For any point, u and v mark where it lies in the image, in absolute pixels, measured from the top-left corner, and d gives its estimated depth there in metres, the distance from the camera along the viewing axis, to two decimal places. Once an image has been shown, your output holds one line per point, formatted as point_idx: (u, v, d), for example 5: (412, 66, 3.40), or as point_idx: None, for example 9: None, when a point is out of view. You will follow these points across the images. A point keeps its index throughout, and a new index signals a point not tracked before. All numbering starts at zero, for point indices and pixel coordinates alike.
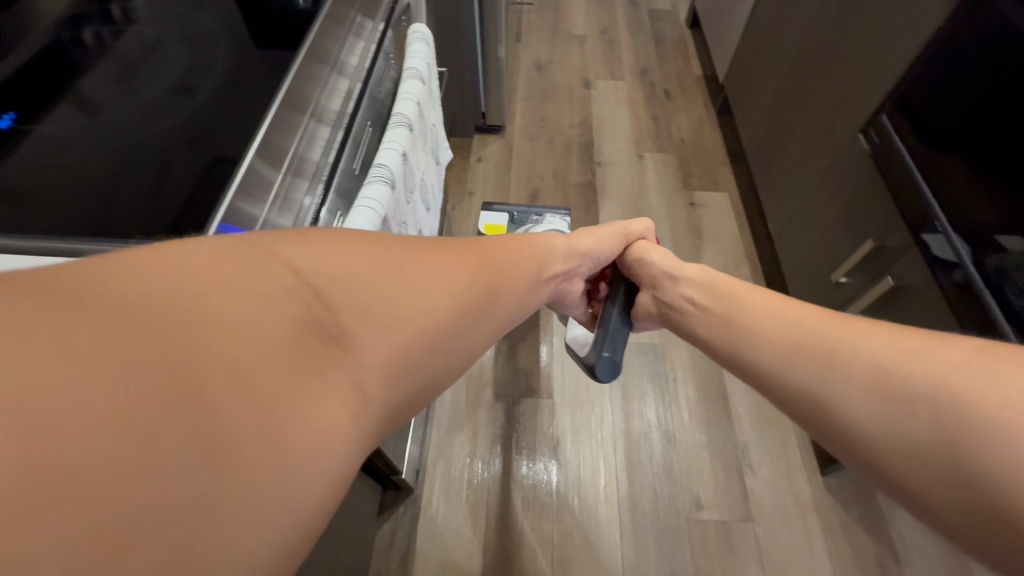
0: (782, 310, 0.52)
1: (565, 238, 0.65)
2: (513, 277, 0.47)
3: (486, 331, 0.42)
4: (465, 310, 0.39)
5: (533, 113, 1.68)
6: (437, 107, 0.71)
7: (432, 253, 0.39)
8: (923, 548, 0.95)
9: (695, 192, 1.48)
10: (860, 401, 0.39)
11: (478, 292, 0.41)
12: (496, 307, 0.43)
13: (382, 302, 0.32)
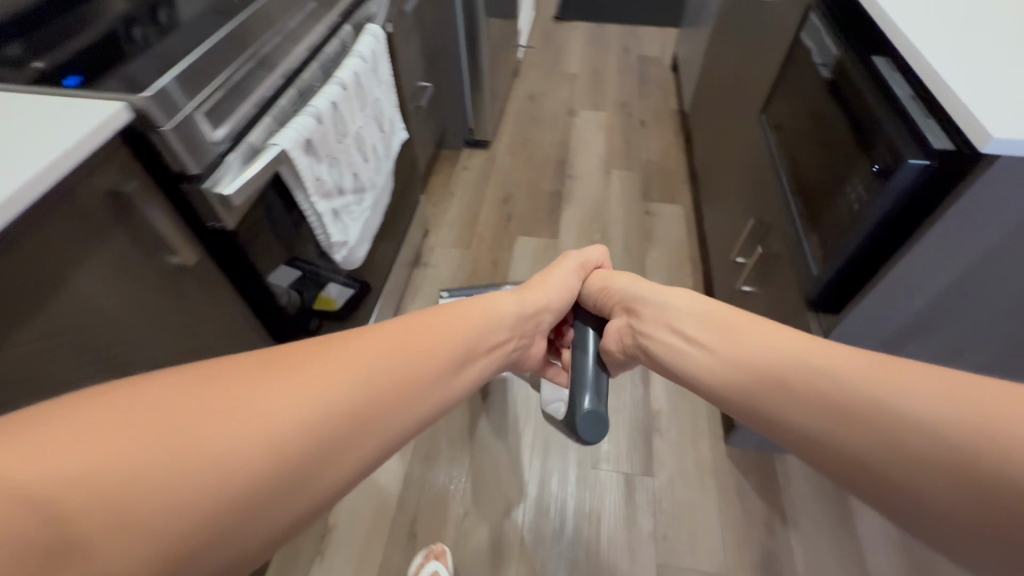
0: (792, 378, 0.42)
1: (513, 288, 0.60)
2: (424, 369, 0.43)
3: (373, 443, 0.38)
4: (337, 429, 0.36)
5: (519, 133, 1.90)
6: (380, 85, 0.92)
7: (281, 370, 0.36)
8: (812, 515, 1.01)
9: (653, 204, 1.63)
10: (927, 488, 0.32)
11: (354, 400, 0.37)
12: (393, 412, 0.40)
13: (210, 447, 0.30)
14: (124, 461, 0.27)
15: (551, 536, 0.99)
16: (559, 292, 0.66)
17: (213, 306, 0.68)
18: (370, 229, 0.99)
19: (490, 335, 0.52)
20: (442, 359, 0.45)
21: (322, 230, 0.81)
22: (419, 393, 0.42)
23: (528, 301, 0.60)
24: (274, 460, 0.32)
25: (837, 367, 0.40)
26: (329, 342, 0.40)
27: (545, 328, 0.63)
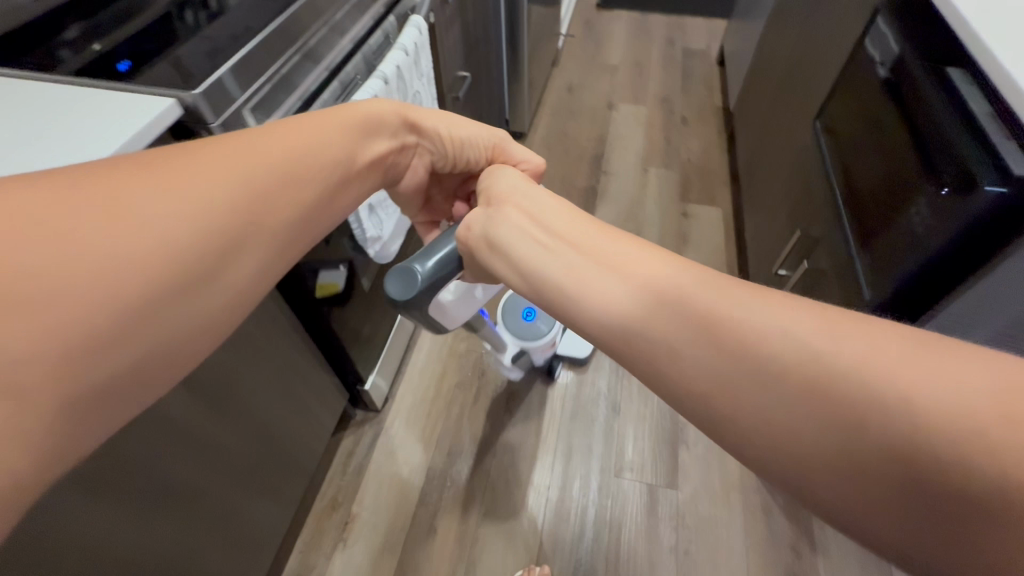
0: (655, 303, 0.30)
1: (395, 104, 0.51)
2: (298, 188, 0.39)
3: (249, 261, 0.36)
4: (208, 243, 0.33)
5: (556, 126, 1.86)
6: (421, 78, 0.90)
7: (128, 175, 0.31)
8: (842, 539, 0.98)
9: (690, 205, 1.58)
10: (808, 436, 0.25)
11: (224, 215, 0.34)
12: (263, 228, 0.37)
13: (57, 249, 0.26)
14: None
15: (569, 542, 0.98)
16: (448, 140, 0.55)
17: None
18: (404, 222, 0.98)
19: (365, 149, 0.47)
20: (325, 179, 0.42)
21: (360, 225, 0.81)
22: (293, 212, 0.39)
23: (410, 118, 0.52)
24: (136, 270, 0.29)
25: (714, 294, 0.29)
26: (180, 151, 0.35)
27: (423, 151, 0.56)
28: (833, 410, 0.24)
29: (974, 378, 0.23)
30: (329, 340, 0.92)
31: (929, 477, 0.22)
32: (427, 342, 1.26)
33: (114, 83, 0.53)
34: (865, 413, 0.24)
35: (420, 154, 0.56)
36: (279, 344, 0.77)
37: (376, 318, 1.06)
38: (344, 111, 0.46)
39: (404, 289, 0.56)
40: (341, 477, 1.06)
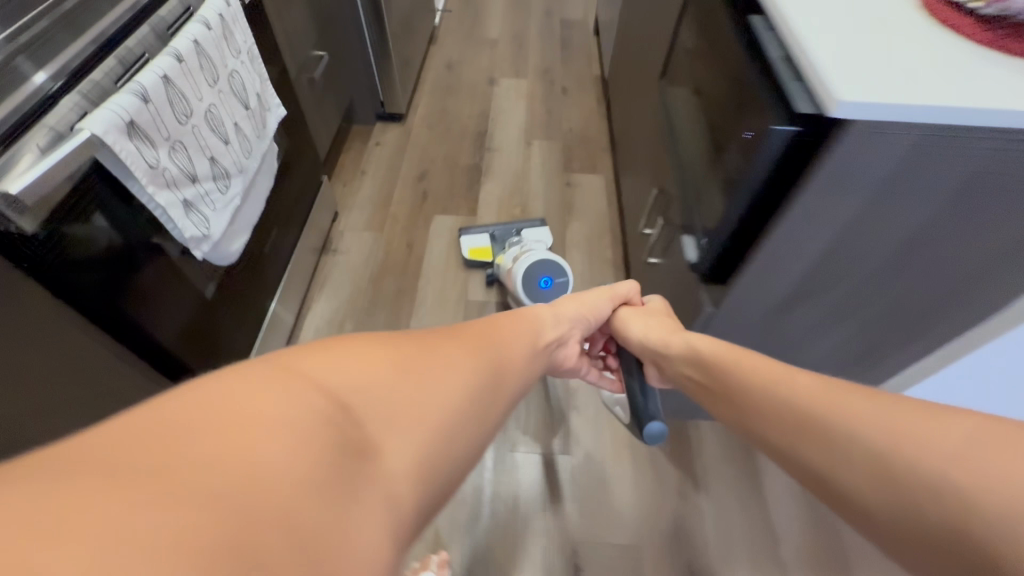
0: (786, 412, 0.45)
1: (547, 308, 0.64)
2: (513, 357, 0.49)
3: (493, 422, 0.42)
4: (469, 402, 0.38)
5: (436, 105, 1.78)
6: (237, 54, 0.81)
7: (423, 348, 0.39)
8: (721, 475, 1.04)
9: (574, 174, 1.59)
10: (847, 469, 0.39)
11: (478, 374, 0.41)
12: (500, 399, 0.43)
13: (398, 410, 0.33)
14: (360, 405, 0.31)
15: (466, 525, 0.96)
16: (588, 314, 0.71)
17: (33, 324, 0.59)
18: (246, 218, 0.90)
19: (542, 338, 0.58)
20: (523, 353, 0.52)
21: (173, 227, 0.71)
22: (518, 374, 0.48)
23: (559, 314, 0.65)
24: (422, 425, 0.34)
25: (826, 391, 0.44)
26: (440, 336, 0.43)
27: (576, 335, 0.68)
28: (851, 454, 0.39)
29: (987, 468, 0.33)
30: (166, 356, 0.82)
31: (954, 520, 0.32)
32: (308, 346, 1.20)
33: None
34: (896, 468, 0.36)
35: (575, 334, 0.67)
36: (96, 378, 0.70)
37: (233, 327, 0.98)
38: (516, 316, 0.57)
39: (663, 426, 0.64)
40: None
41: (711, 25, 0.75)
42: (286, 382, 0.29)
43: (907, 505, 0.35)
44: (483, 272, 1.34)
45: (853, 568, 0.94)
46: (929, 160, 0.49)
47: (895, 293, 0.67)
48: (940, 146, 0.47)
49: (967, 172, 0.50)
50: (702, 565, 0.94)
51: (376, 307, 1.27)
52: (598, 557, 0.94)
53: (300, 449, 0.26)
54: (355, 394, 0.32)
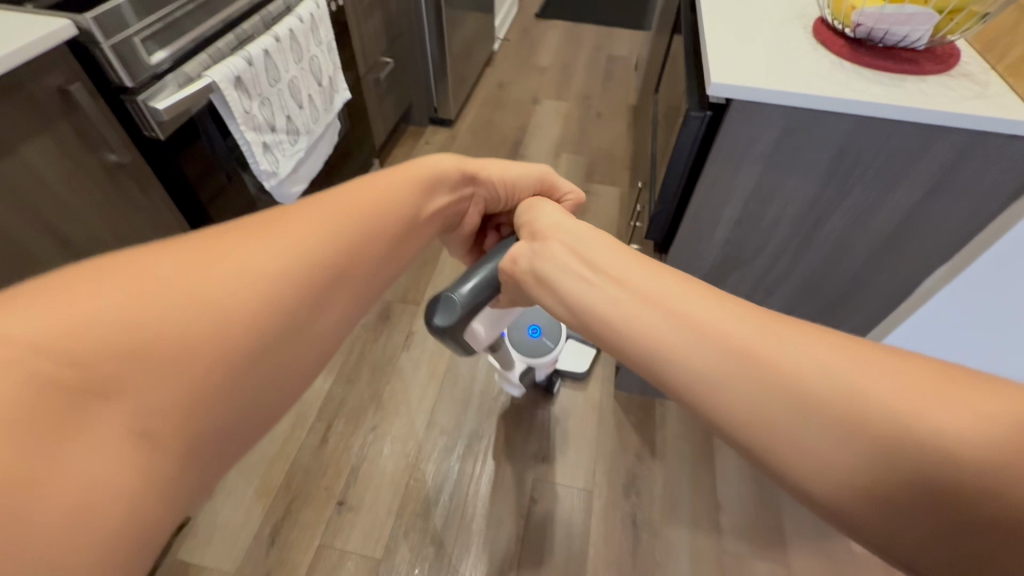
0: (706, 350, 0.28)
1: (454, 159, 0.51)
2: (385, 233, 0.42)
3: (341, 300, 0.39)
4: (290, 288, 0.35)
5: (482, 116, 2.03)
6: (318, 44, 1.07)
7: (224, 243, 0.34)
8: (679, 449, 1.13)
9: (593, 184, 1.77)
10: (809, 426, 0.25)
11: (306, 257, 0.36)
12: (347, 273, 0.39)
13: (190, 318, 0.30)
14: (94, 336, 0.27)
15: (444, 451, 1.12)
16: (499, 186, 0.55)
17: (146, 204, 0.83)
18: (308, 170, 1.14)
19: (423, 210, 0.47)
20: (387, 232, 0.42)
21: (253, 160, 0.96)
22: (387, 255, 0.42)
23: (466, 168, 0.52)
24: (225, 333, 0.31)
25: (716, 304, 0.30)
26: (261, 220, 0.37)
27: (479, 199, 0.56)
28: (824, 407, 0.25)
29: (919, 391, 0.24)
30: None
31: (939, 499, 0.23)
32: None
33: (24, 8, 0.67)
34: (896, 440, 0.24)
35: (473, 202, 0.55)
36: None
37: None
38: (404, 173, 0.46)
39: (449, 318, 0.57)
40: None
41: (680, 44, 0.92)
42: (49, 296, 0.27)
43: (868, 457, 0.24)
44: None
45: (788, 547, 1.01)
46: (800, 138, 0.63)
47: (806, 271, 0.79)
48: (805, 128, 0.62)
49: (834, 149, 0.64)
50: (647, 520, 1.04)
51: None
52: (553, 496, 1.06)
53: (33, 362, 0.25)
54: (131, 318, 0.28)
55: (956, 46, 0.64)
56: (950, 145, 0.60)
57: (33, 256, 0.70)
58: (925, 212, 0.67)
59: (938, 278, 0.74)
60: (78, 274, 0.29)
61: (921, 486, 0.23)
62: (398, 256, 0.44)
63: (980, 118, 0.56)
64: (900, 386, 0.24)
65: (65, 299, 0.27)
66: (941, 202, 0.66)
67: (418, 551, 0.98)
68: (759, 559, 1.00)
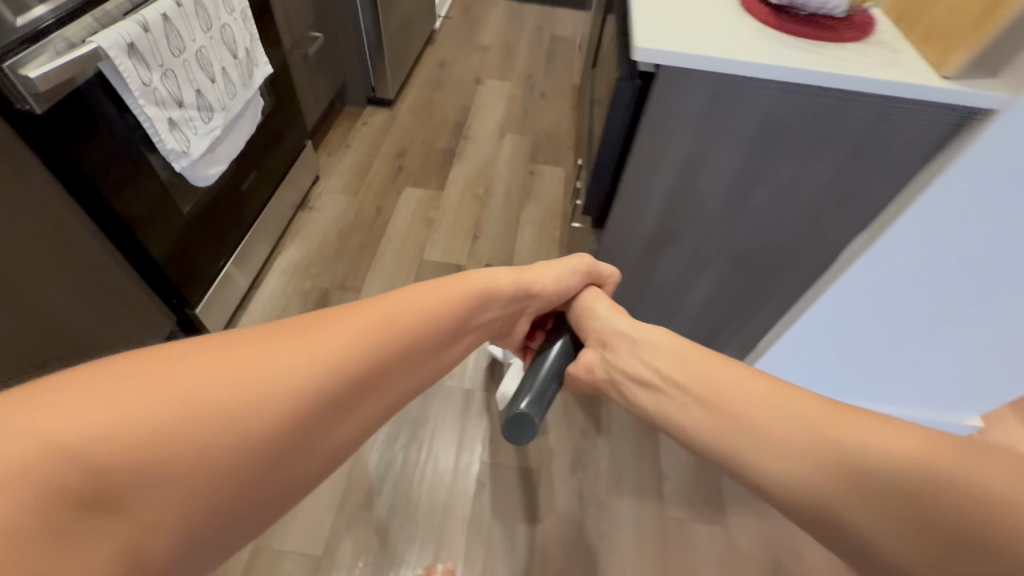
0: (777, 450, 0.42)
1: (508, 276, 0.60)
2: (416, 337, 0.47)
3: (352, 421, 0.43)
4: (321, 391, 0.40)
5: (422, 96, 1.96)
6: (229, 11, 0.98)
7: (278, 340, 0.40)
8: (623, 423, 1.15)
9: (538, 165, 1.74)
10: (852, 492, 0.38)
11: (331, 372, 0.41)
12: (366, 387, 0.43)
13: (218, 436, 0.35)
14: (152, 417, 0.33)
15: (387, 440, 1.08)
16: (553, 286, 0.64)
17: (31, 187, 0.74)
18: (226, 151, 1.06)
19: (470, 319, 0.54)
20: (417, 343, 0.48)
21: (158, 139, 0.87)
22: (410, 363, 0.47)
23: (523, 280, 0.61)
24: (249, 425, 0.36)
25: (769, 406, 0.45)
26: (315, 324, 0.43)
27: (530, 311, 0.65)
28: (843, 467, 0.39)
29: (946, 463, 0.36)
30: (141, 251, 0.96)
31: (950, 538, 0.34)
32: (273, 285, 1.35)
33: None
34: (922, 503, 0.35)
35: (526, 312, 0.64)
36: (91, 267, 0.88)
37: (207, 254, 1.14)
38: (450, 288, 0.53)
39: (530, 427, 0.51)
40: None
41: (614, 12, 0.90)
42: (121, 378, 0.33)
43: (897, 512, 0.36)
44: (440, 239, 1.48)
45: (727, 511, 1.04)
46: (726, 107, 0.63)
47: (736, 242, 0.81)
48: (731, 95, 0.62)
49: (759, 117, 0.63)
50: (592, 494, 1.04)
51: (339, 257, 1.41)
52: (501, 477, 1.05)
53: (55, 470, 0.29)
54: (168, 424, 0.33)
55: (871, 16, 0.65)
56: (867, 112, 0.61)
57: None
58: (844, 180, 0.69)
59: (859, 245, 0.76)
60: (151, 355, 0.36)
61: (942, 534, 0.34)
62: (422, 362, 0.48)
63: (897, 82, 0.57)
64: (915, 454, 0.37)
65: (137, 380, 0.34)
66: (862, 170, 0.67)
67: (360, 544, 0.95)
68: (699, 525, 1.02)
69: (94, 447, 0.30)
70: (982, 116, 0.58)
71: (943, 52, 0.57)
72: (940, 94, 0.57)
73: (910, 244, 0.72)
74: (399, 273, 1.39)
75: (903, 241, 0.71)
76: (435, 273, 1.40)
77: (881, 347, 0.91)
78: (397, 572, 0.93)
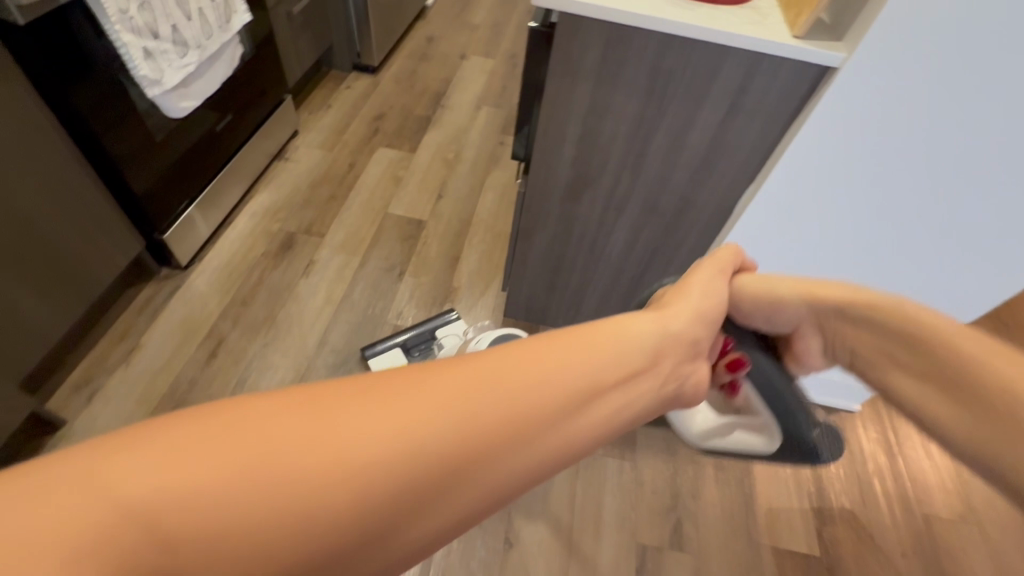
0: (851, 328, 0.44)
1: (687, 316, 0.42)
2: (568, 391, 0.31)
3: (457, 509, 0.28)
4: (432, 457, 0.27)
5: (407, 66, 2.04)
6: None
7: (390, 390, 0.28)
8: None
9: (509, 136, 1.83)
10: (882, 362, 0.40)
11: (450, 436, 0.27)
12: (500, 457, 0.28)
13: (267, 514, 0.24)
14: (198, 496, 0.23)
15: (332, 368, 1.20)
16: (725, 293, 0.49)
17: (11, 91, 0.83)
18: (200, 89, 1.14)
19: (638, 383, 0.35)
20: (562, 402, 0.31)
21: (131, 66, 0.95)
22: (538, 430, 0.29)
23: (701, 311, 0.44)
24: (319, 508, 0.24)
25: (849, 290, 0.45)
26: (438, 369, 0.30)
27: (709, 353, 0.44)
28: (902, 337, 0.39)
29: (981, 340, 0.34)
30: (113, 170, 1.05)
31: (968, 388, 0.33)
32: (243, 225, 1.44)
33: None
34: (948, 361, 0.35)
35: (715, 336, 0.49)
36: (63, 173, 0.96)
37: (180, 185, 1.23)
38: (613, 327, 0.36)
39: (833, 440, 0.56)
40: (133, 320, 1.22)
41: None
42: (192, 435, 0.25)
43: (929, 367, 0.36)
44: (406, 196, 1.57)
45: (637, 447, 1.14)
46: (618, 56, 0.72)
47: (643, 189, 0.90)
48: (622, 45, 0.71)
49: (647, 68, 0.73)
50: None
51: (308, 205, 1.50)
52: None
53: (114, 517, 0.22)
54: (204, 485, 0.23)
55: None
56: (740, 65, 0.70)
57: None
58: (726, 132, 0.78)
59: (747, 198, 0.86)
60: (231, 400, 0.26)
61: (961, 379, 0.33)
62: (552, 429, 0.30)
63: (757, 39, 0.67)
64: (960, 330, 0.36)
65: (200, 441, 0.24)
66: (744, 121, 0.76)
67: None
68: (611, 458, 1.12)
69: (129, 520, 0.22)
70: (833, 72, 0.68)
71: (795, 16, 0.67)
72: (790, 49, 0.67)
73: (888, 152, 0.74)
74: (363, 223, 1.48)
75: (880, 148, 0.73)
76: (397, 226, 1.49)
77: (866, 278, 0.93)
78: None
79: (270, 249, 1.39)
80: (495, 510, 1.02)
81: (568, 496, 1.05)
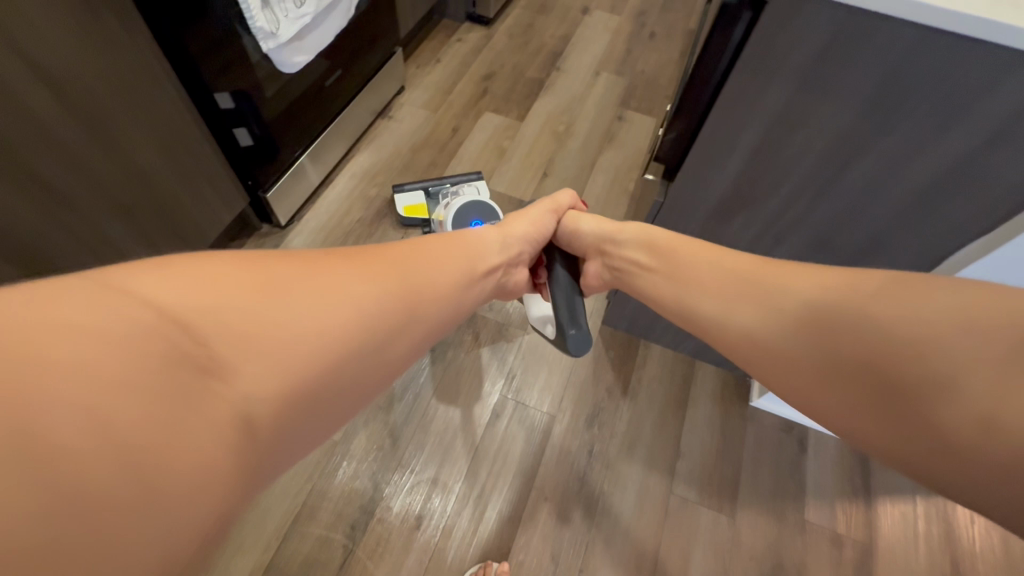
0: (718, 286, 0.57)
1: (495, 242, 0.69)
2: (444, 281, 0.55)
3: (400, 348, 0.47)
4: (375, 306, 0.45)
5: (523, 20, 1.86)
6: None
7: (330, 266, 0.45)
8: (652, 391, 1.10)
9: (628, 110, 1.62)
10: (749, 315, 0.52)
11: (383, 295, 0.47)
12: (428, 316, 0.52)
13: (297, 328, 0.38)
14: (203, 313, 0.34)
15: None
16: (538, 230, 0.78)
17: (129, 40, 0.79)
18: (314, 40, 1.06)
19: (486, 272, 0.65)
20: (458, 280, 0.58)
21: (248, 16, 0.88)
22: (458, 294, 0.57)
23: (512, 240, 0.72)
24: (325, 337, 0.40)
25: (724, 259, 0.59)
26: (345, 258, 0.47)
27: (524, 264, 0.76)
28: (763, 299, 0.52)
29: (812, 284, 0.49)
30: (224, 124, 1.01)
31: (848, 345, 0.42)
32: (343, 185, 1.39)
33: None
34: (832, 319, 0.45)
35: (523, 253, 0.75)
36: (177, 125, 0.93)
37: (286, 143, 1.19)
38: (459, 239, 0.64)
39: (587, 340, 0.72)
40: None
41: None
42: (172, 274, 0.35)
43: (791, 321, 0.48)
44: (509, 170, 1.45)
45: (738, 502, 1.00)
46: (845, 52, 0.53)
47: (822, 218, 0.72)
48: (855, 38, 0.52)
49: (883, 73, 0.53)
50: (602, 452, 1.03)
51: (408, 171, 1.42)
52: (518, 415, 1.06)
53: (155, 323, 0.31)
54: (250, 307, 0.37)
55: None
56: None
57: (17, 95, 0.67)
58: (974, 164, 0.57)
59: (972, 250, 0.67)
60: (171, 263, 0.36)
61: (826, 328, 0.45)
62: (458, 296, 0.57)
63: None
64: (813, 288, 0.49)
65: (192, 283, 0.35)
66: (1002, 156, 0.55)
67: (373, 440, 1.01)
68: (706, 507, 0.99)
69: (163, 333, 0.31)
70: None
71: None
72: None
73: None
74: None
75: None
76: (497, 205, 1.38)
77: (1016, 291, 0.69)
78: (399, 474, 0.98)
79: (367, 215, 1.34)
80: (570, 539, 0.94)
81: (652, 542, 0.95)
